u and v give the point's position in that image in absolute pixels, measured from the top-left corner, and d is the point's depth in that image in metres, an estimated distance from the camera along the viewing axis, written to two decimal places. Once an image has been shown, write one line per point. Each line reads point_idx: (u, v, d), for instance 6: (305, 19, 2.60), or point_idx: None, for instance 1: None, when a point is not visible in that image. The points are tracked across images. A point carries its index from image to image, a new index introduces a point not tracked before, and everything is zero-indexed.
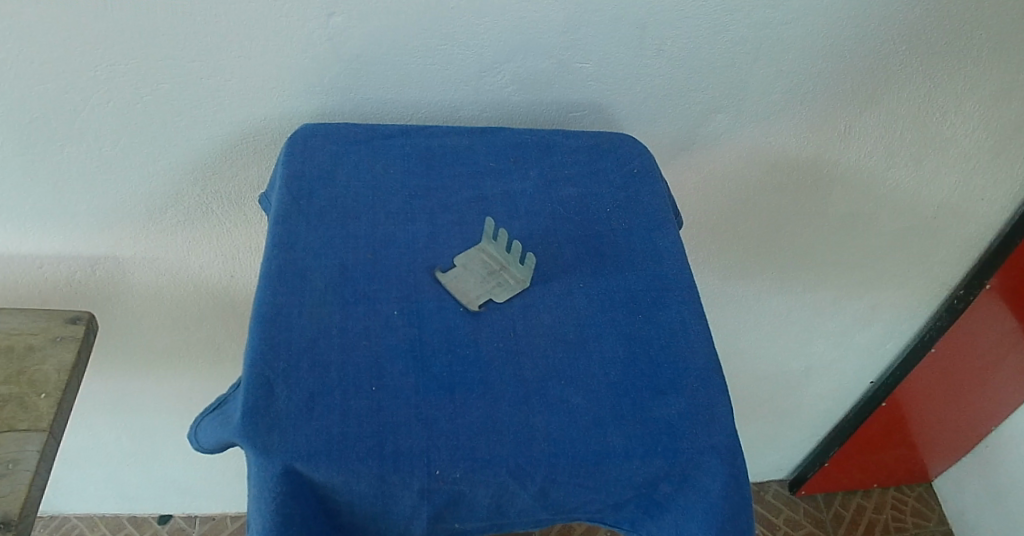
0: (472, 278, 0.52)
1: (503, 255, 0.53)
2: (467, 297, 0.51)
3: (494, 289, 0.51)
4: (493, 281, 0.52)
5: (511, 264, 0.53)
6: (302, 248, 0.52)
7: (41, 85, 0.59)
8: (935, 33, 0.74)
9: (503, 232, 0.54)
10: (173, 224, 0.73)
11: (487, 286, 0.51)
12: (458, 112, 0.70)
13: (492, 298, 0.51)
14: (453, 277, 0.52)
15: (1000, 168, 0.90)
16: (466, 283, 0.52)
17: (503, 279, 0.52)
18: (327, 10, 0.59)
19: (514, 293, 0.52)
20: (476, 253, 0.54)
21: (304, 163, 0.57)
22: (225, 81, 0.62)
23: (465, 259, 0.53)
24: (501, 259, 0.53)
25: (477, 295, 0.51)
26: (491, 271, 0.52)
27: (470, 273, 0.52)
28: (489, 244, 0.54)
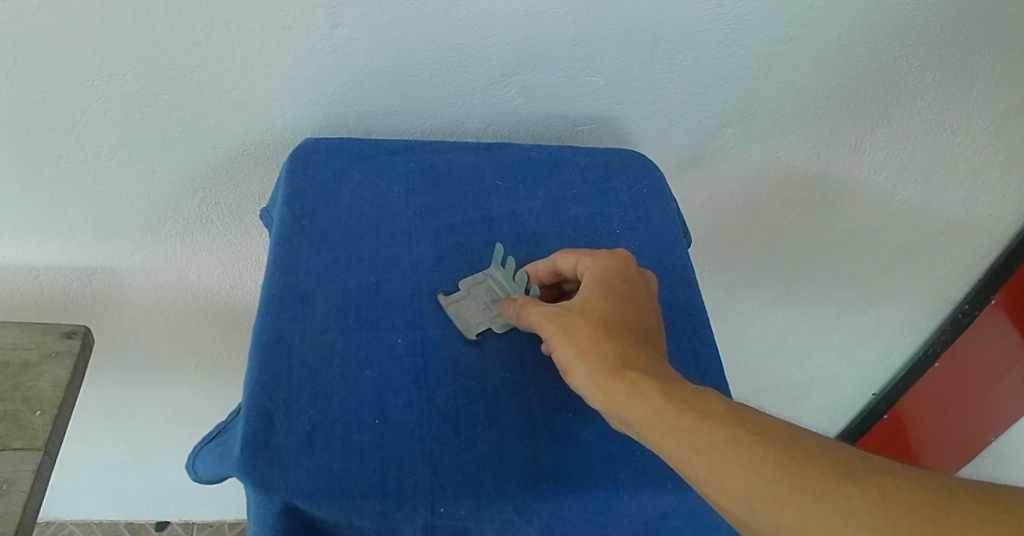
0: (475, 305, 0.51)
1: (508, 284, 0.52)
2: (467, 324, 0.49)
3: (498, 316, 0.50)
4: (496, 310, 0.51)
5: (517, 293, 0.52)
6: (304, 271, 0.51)
7: (39, 96, 0.58)
8: (949, 49, 0.73)
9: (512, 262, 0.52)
10: (173, 235, 0.72)
11: (491, 312, 0.50)
12: (465, 125, 0.69)
13: (496, 324, 0.50)
14: (455, 302, 0.51)
15: (1012, 184, 0.89)
16: (469, 308, 0.50)
17: None
18: (333, 21, 0.58)
19: (519, 322, 0.50)
20: (484, 279, 0.53)
21: (306, 181, 0.56)
22: (226, 93, 0.61)
23: (469, 285, 0.52)
24: (507, 290, 0.52)
25: (478, 322, 0.50)
26: (496, 299, 0.51)
27: (474, 299, 0.51)
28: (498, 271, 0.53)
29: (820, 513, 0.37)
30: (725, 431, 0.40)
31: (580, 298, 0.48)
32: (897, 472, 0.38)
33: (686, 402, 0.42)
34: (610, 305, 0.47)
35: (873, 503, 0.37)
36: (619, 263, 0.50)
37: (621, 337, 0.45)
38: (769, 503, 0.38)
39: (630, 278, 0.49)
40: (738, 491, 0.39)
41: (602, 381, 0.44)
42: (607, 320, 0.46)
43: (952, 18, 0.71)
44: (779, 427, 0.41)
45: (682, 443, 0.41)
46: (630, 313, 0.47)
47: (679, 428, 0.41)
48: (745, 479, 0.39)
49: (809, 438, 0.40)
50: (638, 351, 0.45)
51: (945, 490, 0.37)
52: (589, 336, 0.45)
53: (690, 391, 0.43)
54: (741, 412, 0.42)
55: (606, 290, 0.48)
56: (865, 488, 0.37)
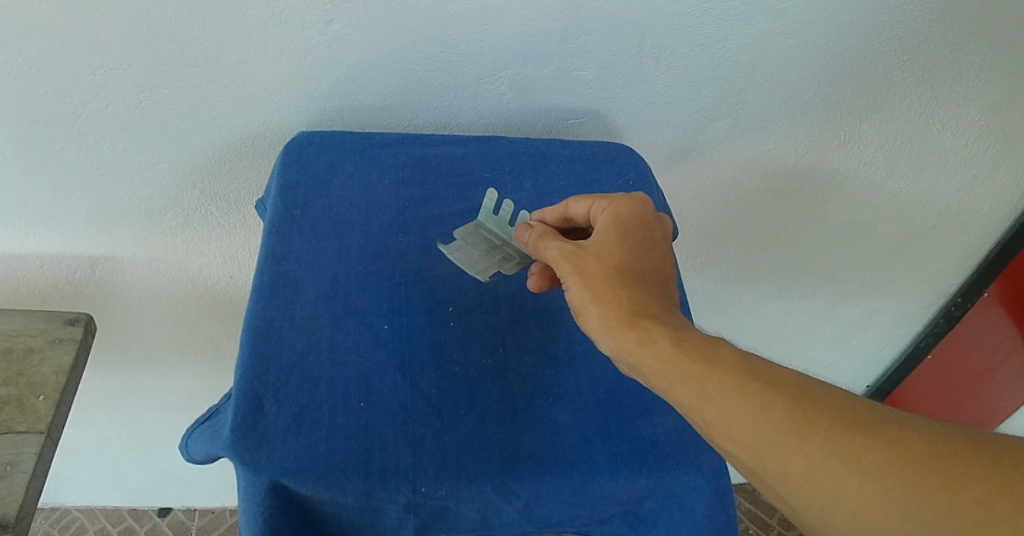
0: (477, 252, 0.54)
1: (502, 230, 0.55)
2: (476, 268, 0.53)
3: (501, 261, 0.53)
4: (497, 253, 0.54)
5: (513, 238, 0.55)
6: (294, 260, 0.53)
7: (40, 89, 0.59)
8: (936, 45, 0.74)
9: (504, 208, 0.55)
10: (173, 226, 0.74)
11: (494, 259, 0.53)
12: (457, 119, 0.70)
13: (502, 270, 0.53)
14: (458, 252, 0.53)
15: (1002, 179, 0.90)
16: (473, 256, 0.53)
17: (506, 251, 0.54)
18: (327, 16, 0.59)
19: (521, 264, 0.53)
20: (477, 225, 0.55)
21: (299, 173, 0.58)
22: (224, 87, 0.62)
23: (466, 234, 0.55)
24: (502, 233, 0.55)
25: (487, 267, 0.53)
26: (493, 246, 0.54)
27: (474, 247, 0.54)
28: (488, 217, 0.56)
29: (826, 460, 0.39)
30: (733, 379, 0.42)
31: (597, 242, 0.50)
32: (908, 424, 0.39)
33: (695, 351, 0.44)
34: (624, 251, 0.49)
35: (881, 454, 0.38)
36: (636, 208, 0.52)
37: (635, 282, 0.47)
38: (777, 451, 0.40)
39: (647, 225, 0.51)
40: (746, 439, 0.41)
41: (615, 323, 0.46)
42: (622, 265, 0.48)
43: (939, 13, 0.72)
44: (789, 376, 0.42)
45: (690, 389, 0.43)
46: (646, 260, 0.49)
47: (687, 375, 0.43)
48: (753, 427, 0.41)
49: (820, 387, 0.42)
50: (651, 295, 0.47)
51: (957, 443, 0.38)
52: (604, 281, 0.47)
53: (700, 338, 0.45)
54: (750, 360, 0.43)
55: (622, 234, 0.50)
56: (873, 439, 0.39)
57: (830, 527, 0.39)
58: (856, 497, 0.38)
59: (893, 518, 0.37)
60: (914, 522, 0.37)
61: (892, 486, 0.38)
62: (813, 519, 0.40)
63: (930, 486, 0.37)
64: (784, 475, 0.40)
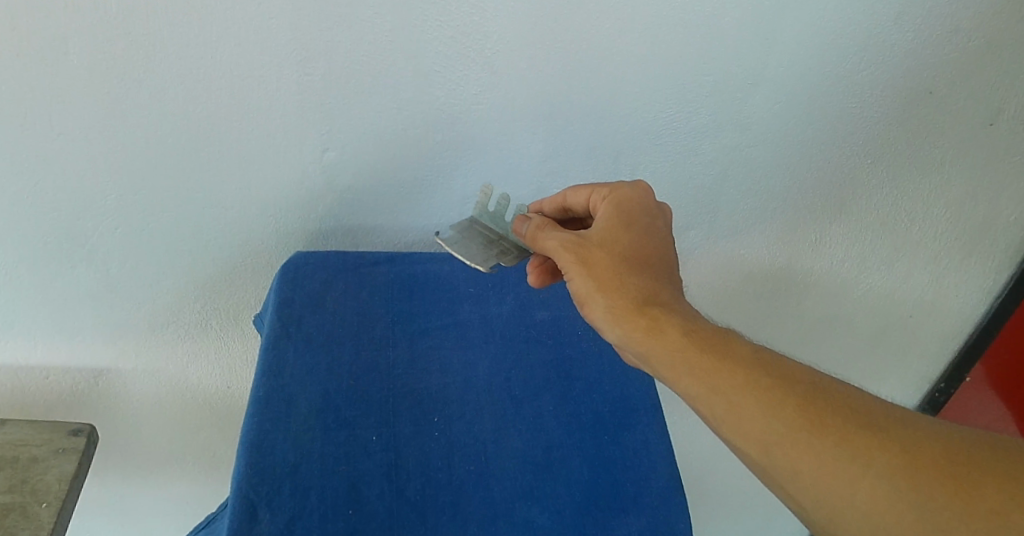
0: (472, 244, 0.61)
1: (495, 233, 0.63)
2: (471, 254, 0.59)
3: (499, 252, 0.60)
4: (491, 246, 0.61)
5: (508, 235, 0.63)
6: (288, 374, 0.57)
7: (54, 211, 0.64)
8: (892, 151, 0.80)
9: (496, 208, 0.64)
10: (175, 338, 0.77)
11: (492, 250, 0.60)
12: (444, 236, 0.76)
13: (500, 258, 0.59)
14: (454, 243, 0.61)
15: (973, 269, 0.94)
16: (468, 247, 0.60)
17: (498, 246, 0.62)
18: (323, 146, 0.65)
19: (518, 256, 0.60)
20: (472, 226, 0.64)
21: (294, 291, 0.62)
22: (227, 208, 0.68)
23: (462, 233, 0.63)
24: (495, 235, 0.63)
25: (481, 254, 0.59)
26: (488, 241, 0.62)
27: (470, 241, 0.61)
28: (482, 220, 0.65)
29: (835, 457, 0.46)
30: (746, 377, 0.50)
31: (598, 232, 0.57)
32: (909, 426, 0.47)
33: (707, 348, 0.51)
34: (625, 240, 0.57)
35: (888, 455, 0.46)
36: (634, 197, 0.60)
37: (637, 271, 0.55)
38: (789, 448, 0.48)
39: (643, 211, 0.59)
40: (760, 435, 0.48)
41: (623, 312, 0.53)
42: (625, 255, 0.56)
43: (898, 118, 0.77)
44: (800, 377, 0.50)
45: (705, 384, 0.50)
46: (649, 252, 0.57)
47: (701, 370, 0.51)
48: (765, 424, 0.48)
49: (827, 389, 0.49)
50: (655, 285, 0.55)
51: (957, 446, 0.46)
52: (612, 272, 0.55)
53: (709, 335, 0.52)
54: (758, 357, 0.51)
55: (623, 225, 0.58)
56: (877, 439, 0.46)
57: (840, 523, 0.47)
58: (867, 496, 0.45)
59: (901, 520, 0.44)
60: (919, 517, 0.44)
61: (899, 485, 0.45)
62: (824, 517, 0.47)
63: (932, 482, 0.45)
64: (797, 472, 0.48)
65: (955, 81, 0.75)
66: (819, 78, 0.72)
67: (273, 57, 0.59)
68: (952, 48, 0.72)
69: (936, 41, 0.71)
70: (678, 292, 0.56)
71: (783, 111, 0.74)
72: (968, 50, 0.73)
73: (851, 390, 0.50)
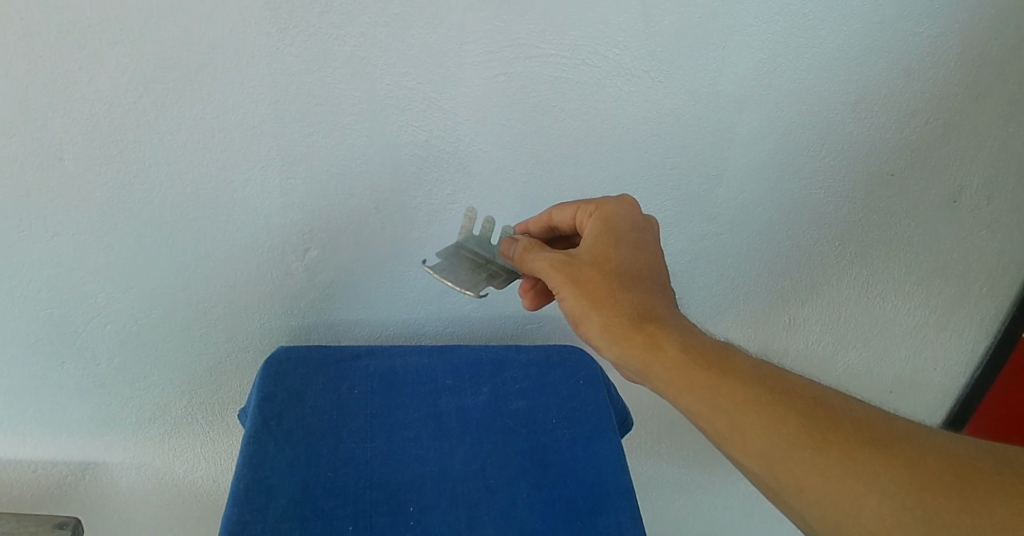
0: (462, 271, 0.62)
1: (481, 257, 0.64)
2: (465, 283, 0.60)
3: (488, 276, 0.62)
4: (482, 272, 0.62)
5: (495, 259, 0.64)
6: (268, 466, 0.59)
7: (46, 309, 0.67)
8: (856, 234, 0.84)
9: (481, 233, 0.66)
10: (162, 432, 0.79)
11: (481, 274, 0.61)
12: (424, 328, 0.78)
13: (490, 283, 0.61)
14: (445, 271, 0.61)
15: (949, 341, 0.96)
16: (459, 275, 0.61)
17: (488, 271, 0.62)
18: (305, 245, 0.69)
19: (507, 278, 0.62)
20: (459, 252, 0.64)
21: (276, 386, 0.65)
22: (214, 305, 0.70)
23: (449, 259, 0.63)
24: (482, 259, 0.64)
25: (474, 282, 0.60)
26: (477, 267, 0.62)
27: (459, 268, 0.62)
28: (467, 245, 0.65)
29: (836, 470, 0.47)
30: (744, 391, 0.51)
31: (587, 252, 0.59)
32: (909, 439, 0.48)
33: (704, 363, 0.53)
34: (614, 258, 0.59)
35: (889, 470, 0.46)
36: (622, 213, 0.62)
37: (629, 287, 0.57)
38: (790, 462, 0.49)
39: (631, 227, 0.61)
40: (760, 450, 0.50)
41: (618, 330, 0.56)
42: (615, 273, 0.58)
43: (861, 200, 0.81)
44: (800, 391, 0.51)
45: (704, 400, 0.52)
46: (638, 270, 0.58)
47: (700, 386, 0.52)
48: (765, 438, 0.50)
49: (827, 402, 0.50)
50: (647, 302, 0.57)
51: (961, 459, 0.46)
52: (603, 291, 0.57)
53: (704, 349, 0.54)
54: (756, 371, 0.52)
55: (612, 241, 0.60)
56: (879, 451, 0.47)
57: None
58: (871, 511, 0.46)
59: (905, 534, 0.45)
60: (926, 532, 0.44)
61: (903, 500, 0.46)
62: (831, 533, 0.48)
63: (936, 497, 0.45)
64: (800, 487, 0.49)
65: (914, 164, 0.78)
66: (779, 168, 0.76)
67: (259, 163, 0.63)
68: (909, 132, 0.76)
69: (894, 125, 0.75)
70: (671, 305, 0.58)
71: (746, 200, 0.78)
72: (925, 132, 0.76)
73: (852, 402, 0.51)
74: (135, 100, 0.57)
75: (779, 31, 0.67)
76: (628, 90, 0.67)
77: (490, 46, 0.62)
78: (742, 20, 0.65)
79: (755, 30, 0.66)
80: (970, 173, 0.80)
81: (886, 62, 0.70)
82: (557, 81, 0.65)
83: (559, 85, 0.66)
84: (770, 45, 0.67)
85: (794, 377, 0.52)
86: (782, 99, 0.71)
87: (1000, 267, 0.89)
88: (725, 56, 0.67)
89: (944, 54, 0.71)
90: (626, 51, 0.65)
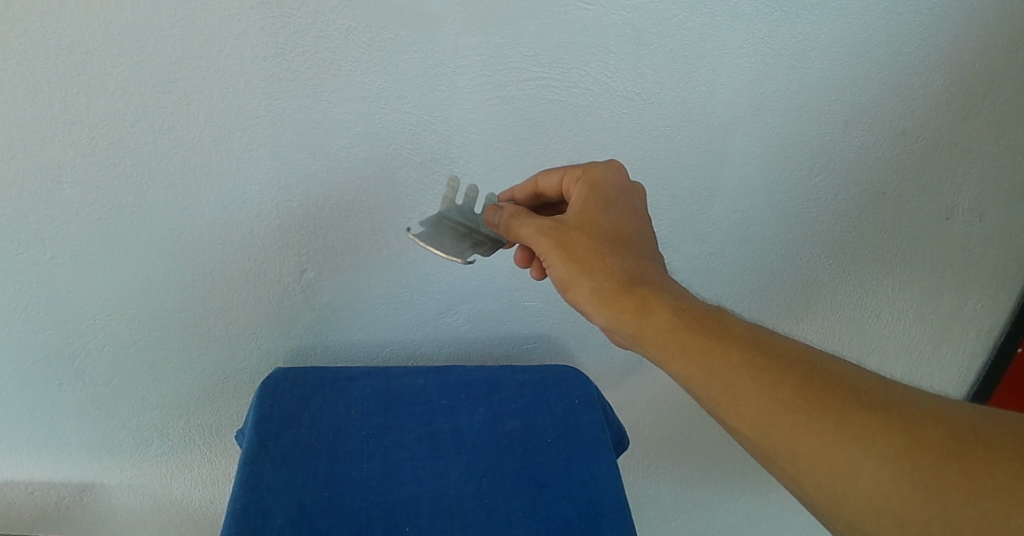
0: (448, 238, 0.57)
1: (464, 224, 0.60)
2: (455, 252, 0.55)
3: (474, 244, 0.58)
4: (468, 241, 0.58)
5: (479, 227, 0.60)
6: (265, 487, 0.60)
7: (44, 331, 0.67)
8: (848, 252, 0.85)
9: (465, 201, 0.61)
10: (159, 454, 0.79)
11: (468, 243, 0.57)
12: (420, 348, 0.79)
13: (476, 251, 0.57)
14: (430, 238, 0.56)
15: (945, 357, 0.96)
16: (446, 242, 0.56)
17: (474, 240, 0.58)
18: (301, 267, 0.69)
19: (493, 247, 0.59)
20: (442, 220, 0.59)
21: (272, 406, 0.65)
22: (211, 326, 0.71)
23: (432, 225, 0.58)
24: (465, 227, 0.59)
25: (465, 251, 0.56)
26: (463, 235, 0.58)
27: (444, 235, 0.57)
28: (450, 213, 0.60)
29: (833, 434, 0.47)
30: (738, 355, 0.50)
31: (576, 216, 0.58)
32: (904, 400, 0.47)
33: (696, 327, 0.52)
34: (603, 223, 0.58)
35: (886, 433, 0.46)
36: (610, 177, 0.61)
37: (619, 252, 0.56)
38: (786, 427, 0.48)
39: (619, 191, 0.60)
40: (755, 414, 0.49)
41: (609, 295, 0.54)
42: (606, 238, 0.57)
43: (853, 219, 0.81)
44: (793, 353, 0.50)
45: (696, 364, 0.51)
46: (628, 234, 0.58)
47: (692, 351, 0.51)
48: (760, 402, 0.49)
49: (821, 364, 0.50)
50: (637, 266, 0.56)
51: (957, 420, 0.46)
52: (594, 256, 0.56)
53: (696, 311, 0.53)
54: (748, 334, 0.52)
55: (601, 206, 0.58)
56: (874, 413, 0.47)
57: (842, 504, 0.47)
58: (869, 476, 0.46)
59: (902, 497, 0.45)
60: (923, 494, 0.44)
61: (899, 463, 0.45)
62: (826, 499, 0.47)
63: (933, 459, 0.45)
64: (796, 453, 0.48)
65: (904, 182, 0.79)
66: (771, 187, 0.77)
67: (256, 185, 0.64)
68: (899, 150, 0.77)
69: (884, 144, 0.76)
70: (661, 269, 0.57)
71: (738, 220, 0.79)
72: (915, 151, 0.77)
73: (844, 364, 0.50)
74: (133, 124, 0.58)
75: (768, 53, 0.68)
76: (621, 111, 0.68)
77: (484, 69, 0.63)
78: (731, 42, 0.66)
79: (745, 52, 0.67)
80: (961, 191, 0.81)
81: (874, 82, 0.72)
82: (550, 104, 0.66)
83: (552, 107, 0.67)
84: (759, 67, 0.68)
85: (784, 339, 0.52)
86: (773, 120, 0.72)
87: (993, 283, 0.90)
88: (715, 78, 0.68)
89: (931, 75, 0.72)
90: (618, 74, 0.66)
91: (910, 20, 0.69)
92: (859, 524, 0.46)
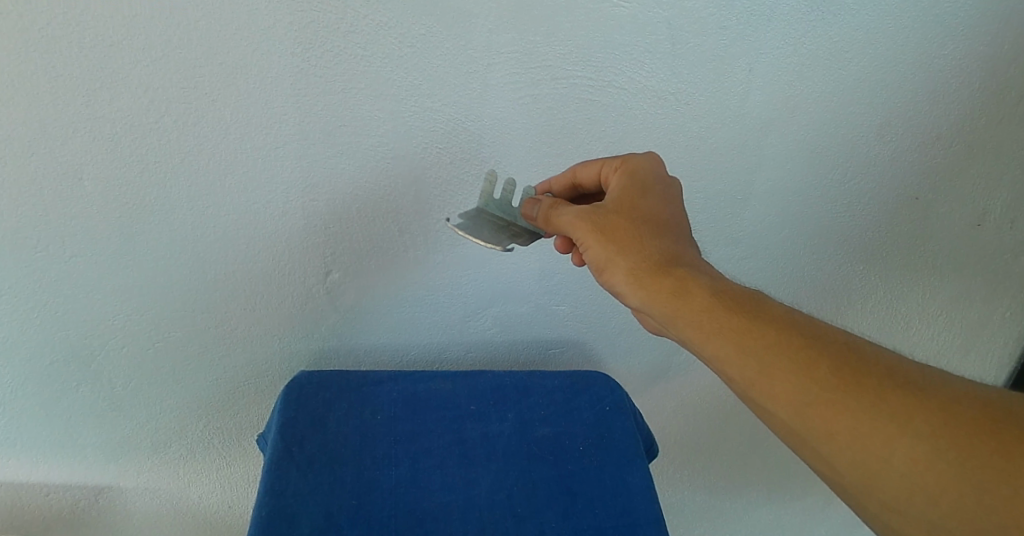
0: (486, 232, 0.58)
1: (502, 218, 0.61)
2: (492, 241, 0.56)
3: (511, 236, 0.58)
4: (507, 233, 0.59)
5: (516, 222, 0.61)
6: (291, 494, 0.59)
7: (63, 331, 0.66)
8: (881, 257, 0.83)
9: (503, 197, 0.62)
10: (178, 457, 0.78)
11: (504, 233, 0.58)
12: (446, 352, 0.77)
13: (514, 241, 0.58)
14: (467, 231, 0.58)
15: (973, 365, 0.95)
16: (483, 234, 0.57)
17: (514, 231, 0.59)
18: (327, 268, 0.68)
19: (531, 238, 0.59)
20: (480, 215, 0.61)
21: (298, 410, 0.64)
22: (232, 328, 0.70)
23: (471, 221, 0.60)
24: (505, 221, 0.61)
25: (503, 240, 0.57)
26: (501, 228, 0.59)
27: (482, 230, 0.58)
28: (488, 208, 0.62)
29: (871, 414, 0.45)
30: (777, 335, 0.49)
31: (613, 199, 0.57)
32: (946, 382, 0.45)
33: (734, 307, 0.50)
34: (641, 204, 0.56)
35: (925, 413, 0.44)
36: (648, 164, 0.59)
37: (656, 234, 0.54)
38: (822, 408, 0.46)
39: (657, 179, 0.58)
40: (792, 395, 0.47)
41: (645, 274, 0.53)
42: (642, 220, 0.55)
43: (887, 224, 0.80)
44: (834, 336, 0.49)
45: (733, 343, 0.49)
46: (666, 217, 0.56)
47: (729, 329, 0.50)
48: (798, 383, 0.47)
49: (863, 346, 0.48)
50: (675, 249, 0.54)
51: (999, 401, 0.44)
52: (630, 236, 0.54)
53: (735, 292, 0.51)
54: (788, 315, 0.50)
55: (638, 190, 0.57)
56: (915, 394, 0.45)
57: (876, 485, 0.45)
58: (905, 455, 0.44)
59: (940, 478, 0.43)
60: (962, 470, 0.43)
61: (939, 442, 0.43)
62: (861, 479, 0.46)
63: (972, 439, 0.43)
64: (832, 433, 0.46)
65: (941, 187, 0.77)
66: (806, 191, 0.75)
67: (281, 184, 0.62)
68: (936, 155, 0.75)
69: (922, 149, 0.74)
70: (699, 253, 0.55)
71: (771, 225, 0.77)
72: (953, 156, 0.75)
73: (887, 350, 0.48)
74: (156, 119, 0.56)
75: (806, 52, 0.66)
76: (655, 112, 0.67)
77: (517, 67, 0.61)
78: (769, 42, 0.65)
79: (782, 52, 0.65)
80: (996, 197, 0.79)
81: (914, 84, 0.70)
82: (584, 103, 0.65)
83: (585, 106, 0.65)
84: (796, 68, 0.67)
85: (825, 322, 0.50)
86: (809, 123, 0.70)
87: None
88: (752, 78, 0.66)
89: (973, 78, 0.70)
90: (653, 73, 0.64)
91: (953, 21, 0.66)
92: (893, 503, 0.45)
